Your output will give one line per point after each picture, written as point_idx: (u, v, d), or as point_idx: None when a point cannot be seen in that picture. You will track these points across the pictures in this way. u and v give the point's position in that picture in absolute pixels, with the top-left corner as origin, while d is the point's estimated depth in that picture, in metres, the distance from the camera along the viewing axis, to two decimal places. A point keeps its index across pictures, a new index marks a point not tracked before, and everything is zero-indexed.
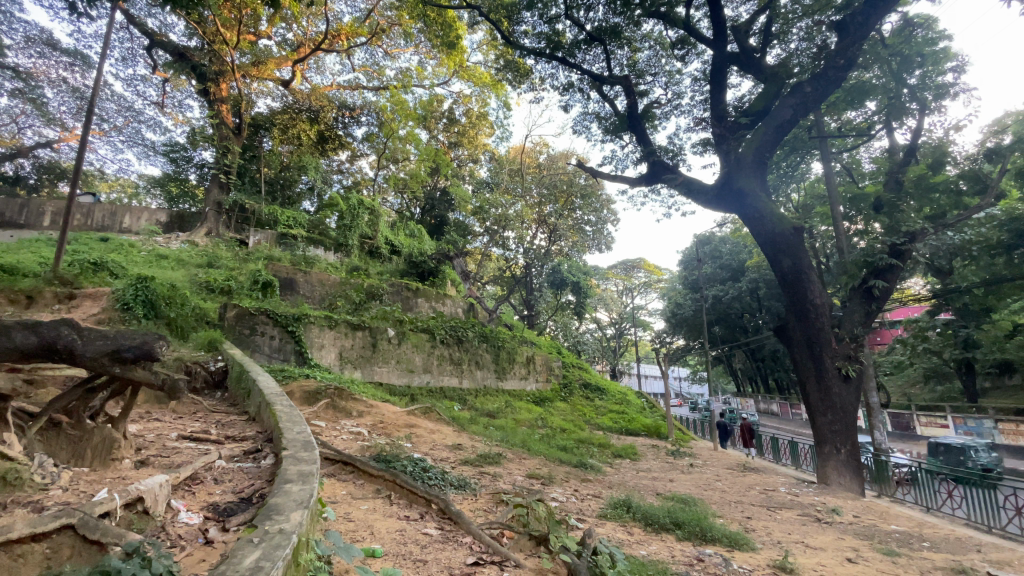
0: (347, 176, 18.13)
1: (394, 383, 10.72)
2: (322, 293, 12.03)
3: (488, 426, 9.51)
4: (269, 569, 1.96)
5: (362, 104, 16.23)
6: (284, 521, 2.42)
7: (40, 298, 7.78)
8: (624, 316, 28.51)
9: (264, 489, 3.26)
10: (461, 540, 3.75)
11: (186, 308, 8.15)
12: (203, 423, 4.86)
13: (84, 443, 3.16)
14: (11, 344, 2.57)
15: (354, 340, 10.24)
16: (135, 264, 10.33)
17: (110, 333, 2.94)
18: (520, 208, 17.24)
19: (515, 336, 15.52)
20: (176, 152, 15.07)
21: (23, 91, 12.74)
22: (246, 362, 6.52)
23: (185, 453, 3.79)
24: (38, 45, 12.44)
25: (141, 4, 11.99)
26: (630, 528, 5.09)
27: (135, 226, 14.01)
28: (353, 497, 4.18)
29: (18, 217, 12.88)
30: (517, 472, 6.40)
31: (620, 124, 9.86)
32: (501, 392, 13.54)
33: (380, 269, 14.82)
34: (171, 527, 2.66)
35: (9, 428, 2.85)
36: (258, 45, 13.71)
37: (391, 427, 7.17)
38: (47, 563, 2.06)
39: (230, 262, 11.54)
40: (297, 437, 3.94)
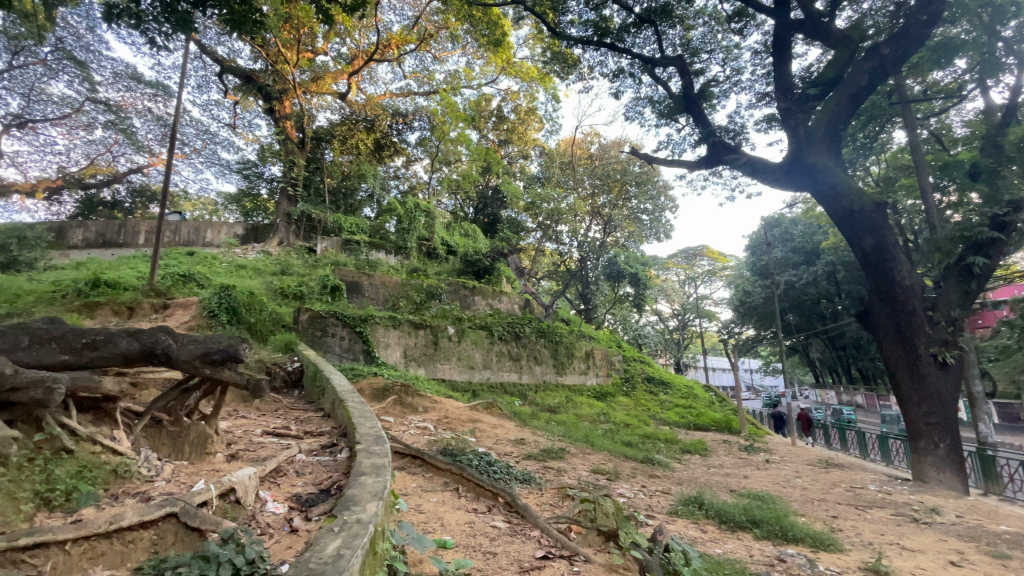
0: (403, 181, 18.67)
1: (456, 380, 10.95)
2: (385, 294, 12.54)
3: (550, 420, 9.53)
4: (349, 557, 2.06)
5: (414, 110, 16.76)
6: (360, 511, 2.52)
7: (139, 308, 8.57)
8: (688, 307, 27.47)
9: (341, 482, 3.42)
10: (529, 534, 3.76)
11: (264, 313, 8.72)
12: (284, 420, 5.18)
13: (182, 439, 3.46)
14: (117, 350, 2.95)
15: (417, 338, 10.56)
16: (219, 274, 11.19)
17: (200, 338, 3.20)
18: (573, 200, 17.01)
19: (573, 331, 15.41)
20: (248, 169, 16.20)
21: (115, 122, 14.16)
22: (320, 362, 6.90)
23: (269, 448, 4.06)
24: (125, 79, 13.78)
25: (212, 35, 13.00)
26: (703, 526, 4.89)
27: (217, 240, 15.20)
28: (423, 489, 4.30)
29: (118, 237, 14.31)
30: (581, 467, 6.34)
31: (675, 107, 9.46)
32: (562, 387, 13.47)
33: (438, 270, 15.22)
34: (260, 516, 2.85)
35: (119, 426, 3.18)
36: (315, 61, 14.35)
37: (455, 422, 7.34)
38: (154, 548, 2.28)
39: (301, 268, 12.25)
40: (369, 431, 4.12)
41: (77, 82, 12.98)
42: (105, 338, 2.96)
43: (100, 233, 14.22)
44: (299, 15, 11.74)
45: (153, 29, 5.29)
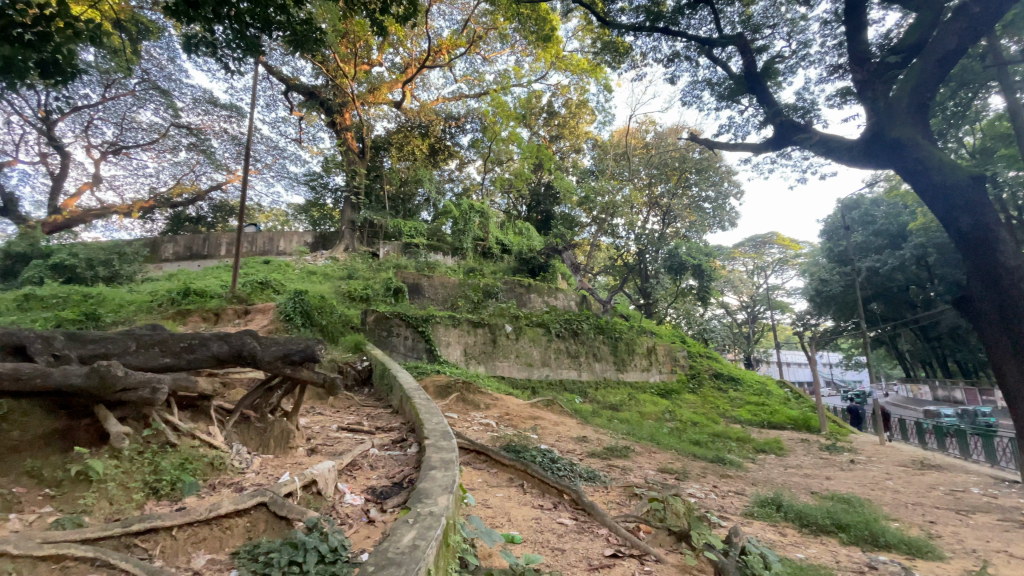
0: (458, 183, 18.98)
1: (516, 377, 11.04)
2: (444, 295, 12.86)
3: (612, 418, 9.36)
4: (424, 548, 2.14)
5: (466, 112, 17.10)
6: (432, 504, 2.60)
7: (224, 314, 9.29)
8: (757, 298, 26.04)
9: (412, 475, 3.55)
10: (596, 532, 3.73)
11: (334, 315, 9.18)
12: (356, 416, 5.44)
13: (268, 434, 3.72)
14: (210, 352, 3.25)
15: (476, 337, 10.74)
16: (293, 280, 11.95)
17: (281, 340, 3.47)
18: (628, 192, 16.64)
19: (633, 327, 15.05)
20: (314, 180, 17.13)
21: (196, 144, 15.53)
22: (387, 361, 7.18)
23: (345, 442, 4.28)
24: (204, 103, 15.04)
25: (277, 56, 13.88)
26: (782, 529, 4.61)
27: (289, 249, 16.20)
28: (489, 484, 4.37)
29: (203, 249, 15.60)
30: (648, 467, 6.18)
31: (736, 88, 8.98)
32: (624, 385, 13.18)
33: (494, 269, 15.40)
34: (339, 506, 3.02)
35: (214, 422, 3.47)
36: (372, 73, 14.91)
37: (517, 419, 7.40)
38: (248, 535, 2.48)
39: (365, 272, 12.80)
40: (436, 427, 4.23)
41: (163, 109, 14.33)
42: (198, 343, 3.24)
43: (187, 246, 15.57)
44: (355, 29, 12.27)
45: (226, 55, 5.70)
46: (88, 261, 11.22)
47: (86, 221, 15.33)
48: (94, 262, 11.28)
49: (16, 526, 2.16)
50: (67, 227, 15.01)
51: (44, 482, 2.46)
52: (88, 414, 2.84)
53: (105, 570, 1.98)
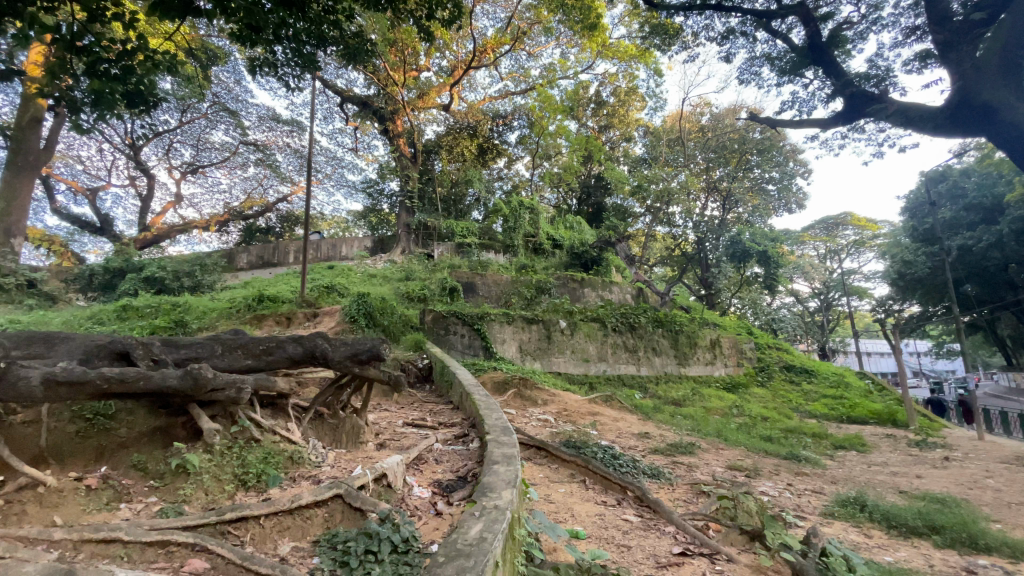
0: (507, 181, 19.04)
1: (573, 373, 10.98)
2: (498, 293, 13.01)
3: (675, 414, 9.10)
4: (491, 540, 2.19)
5: (513, 110, 17.18)
6: (497, 498, 2.66)
7: (295, 318, 9.86)
8: (831, 285, 24.31)
9: (476, 470, 3.62)
10: (664, 529, 3.65)
11: (395, 316, 9.51)
12: (420, 412, 5.62)
13: (340, 429, 3.93)
14: (287, 353, 3.50)
15: (531, 333, 10.78)
16: (355, 283, 12.50)
17: (349, 340, 3.69)
18: (684, 178, 16.04)
19: (694, 319, 14.50)
20: (371, 187, 17.83)
21: (263, 159, 16.60)
22: (447, 359, 7.37)
23: (411, 437, 4.45)
24: (268, 120, 16.05)
25: (332, 70, 14.56)
26: (867, 531, 4.29)
27: (350, 253, 16.97)
28: (550, 480, 4.37)
29: (273, 257, 16.64)
30: (715, 464, 5.95)
31: (799, 60, 8.42)
32: (686, 379, 12.75)
33: (546, 265, 15.38)
34: (409, 499, 3.15)
35: (292, 418, 3.71)
36: (420, 78, 15.24)
37: (575, 415, 7.37)
38: (327, 524, 2.65)
39: (422, 273, 13.17)
40: (497, 422, 4.30)
41: (232, 129, 15.41)
42: (275, 345, 3.50)
43: (260, 256, 16.69)
44: (403, 37, 12.62)
45: (286, 74, 6.04)
46: (174, 273, 12.25)
47: (171, 237, 16.76)
48: (179, 273, 12.33)
49: (128, 514, 2.41)
50: (155, 242, 16.46)
51: (149, 475, 2.72)
52: (183, 412, 3.10)
53: (205, 554, 2.18)
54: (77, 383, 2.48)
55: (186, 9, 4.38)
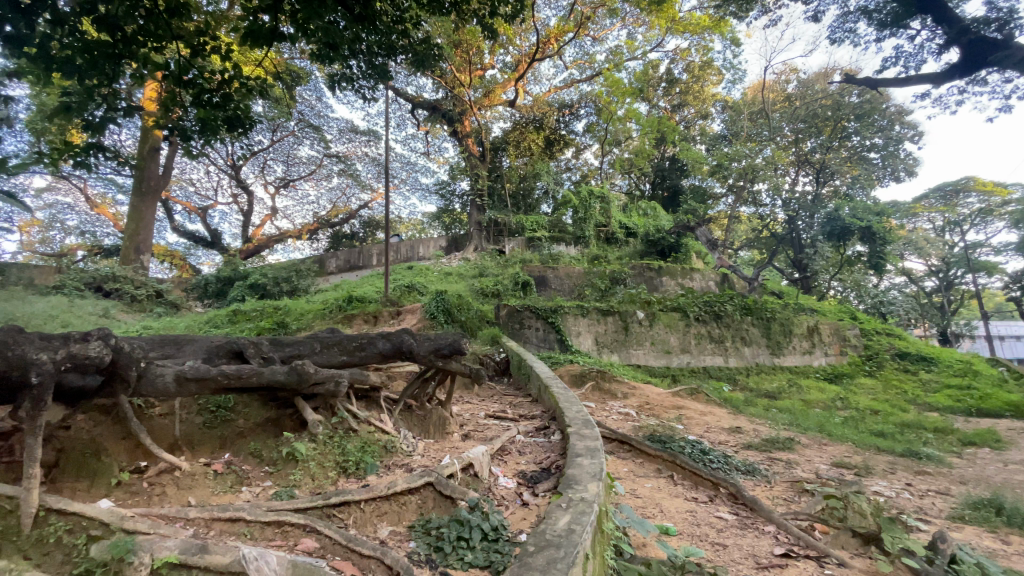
0: (575, 171, 18.77)
1: (654, 365, 10.63)
2: (571, 285, 12.91)
3: (769, 407, 8.51)
4: (580, 532, 2.19)
5: (579, 98, 16.92)
6: (583, 490, 2.65)
7: (381, 316, 10.43)
8: (952, 261, 21.42)
9: (559, 462, 3.63)
10: (762, 528, 3.44)
11: (472, 311, 9.73)
12: (500, 405, 5.73)
13: (428, 420, 4.12)
14: (378, 349, 3.73)
15: (607, 325, 10.58)
16: (433, 281, 12.97)
17: (432, 335, 3.88)
18: (770, 153, 14.94)
19: (788, 305, 13.45)
20: (443, 188, 18.40)
21: (345, 169, 17.73)
22: (524, 352, 7.46)
23: (494, 429, 4.55)
24: (348, 132, 17.12)
25: (403, 79, 15.21)
26: (1006, 537, 3.75)
27: (427, 253, 17.65)
28: (635, 474, 4.26)
29: (358, 261, 17.71)
30: (818, 461, 5.48)
31: (902, 10, 7.32)
32: (780, 370, 11.86)
33: (620, 254, 15.03)
34: (495, 488, 3.22)
35: (385, 410, 3.94)
36: (486, 77, 15.40)
37: (658, 408, 7.14)
38: (420, 510, 2.79)
39: (495, 269, 13.38)
40: (578, 415, 4.27)
41: (316, 143, 16.58)
42: (366, 342, 3.72)
43: (347, 260, 17.84)
44: (467, 38, 12.83)
45: (362, 86, 6.35)
46: (274, 279, 13.41)
47: (269, 246, 18.41)
48: (279, 279, 13.50)
49: (249, 496, 2.68)
50: (257, 252, 18.15)
51: (264, 461, 3.00)
52: (290, 405, 3.39)
53: (315, 535, 2.37)
54: (202, 379, 2.76)
55: (271, 36, 4.73)
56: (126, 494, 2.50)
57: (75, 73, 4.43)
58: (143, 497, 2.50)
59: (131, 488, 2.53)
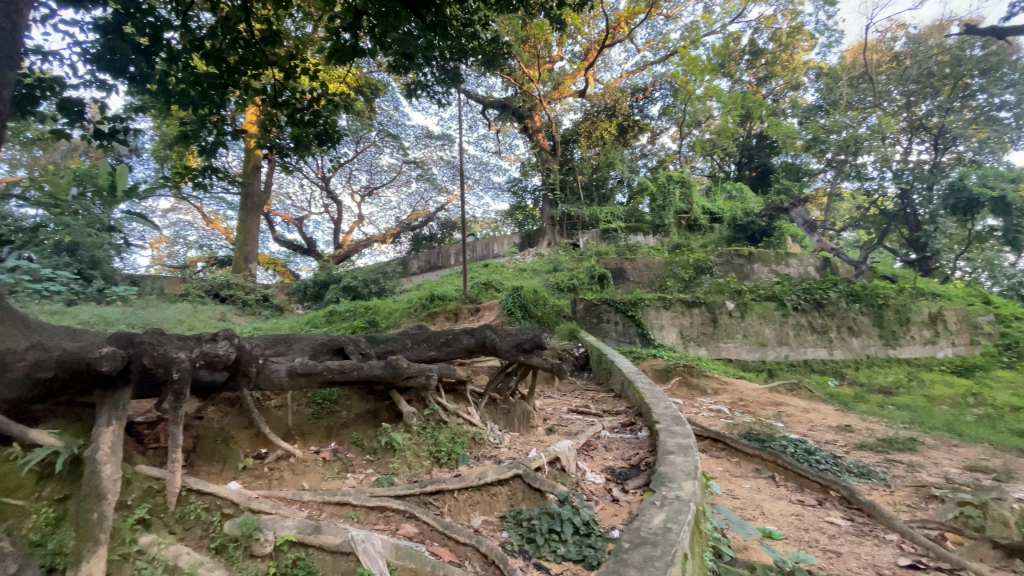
0: (652, 157, 18.04)
1: (747, 359, 9.99)
2: (651, 277, 12.49)
3: (884, 404, 7.66)
4: (677, 531, 2.11)
5: (654, 80, 16.26)
6: (678, 489, 2.56)
7: (460, 313, 10.75)
8: None
9: (649, 459, 3.52)
10: (883, 537, 3.11)
11: (548, 306, 9.72)
12: (583, 400, 5.68)
13: (512, 414, 4.19)
14: (463, 344, 3.87)
15: (692, 318, 10.10)
16: (509, 278, 13.12)
17: (514, 331, 3.96)
18: (876, 121, 13.45)
19: (903, 290, 11.99)
20: (516, 185, 18.55)
21: (422, 174, 18.47)
22: (604, 347, 7.34)
23: (578, 423, 4.51)
24: (424, 138, 17.82)
25: (474, 80, 15.54)
26: None
27: (502, 251, 17.91)
28: (732, 474, 4.02)
29: (437, 261, 18.38)
30: (948, 464, 4.84)
31: None
32: (896, 363, 10.62)
33: (704, 242, 14.27)
34: (584, 483, 3.20)
35: (471, 403, 4.07)
36: (555, 69, 15.27)
37: (754, 405, 6.68)
38: (511, 502, 2.84)
39: (570, 263, 13.26)
40: (666, 411, 4.12)
41: (396, 151, 17.43)
42: (452, 337, 3.87)
43: (427, 261, 18.57)
44: (535, 32, 12.81)
45: (436, 92, 6.55)
46: (363, 281, 14.32)
47: (358, 251, 19.65)
48: (367, 281, 14.40)
49: (354, 482, 2.89)
50: (347, 257, 19.46)
51: (365, 450, 3.21)
52: (386, 397, 3.60)
53: (413, 521, 2.49)
54: (310, 373, 3.01)
55: (353, 53, 5.02)
56: (251, 477, 2.79)
57: (190, 104, 4.96)
58: (266, 480, 2.77)
59: (255, 472, 2.81)
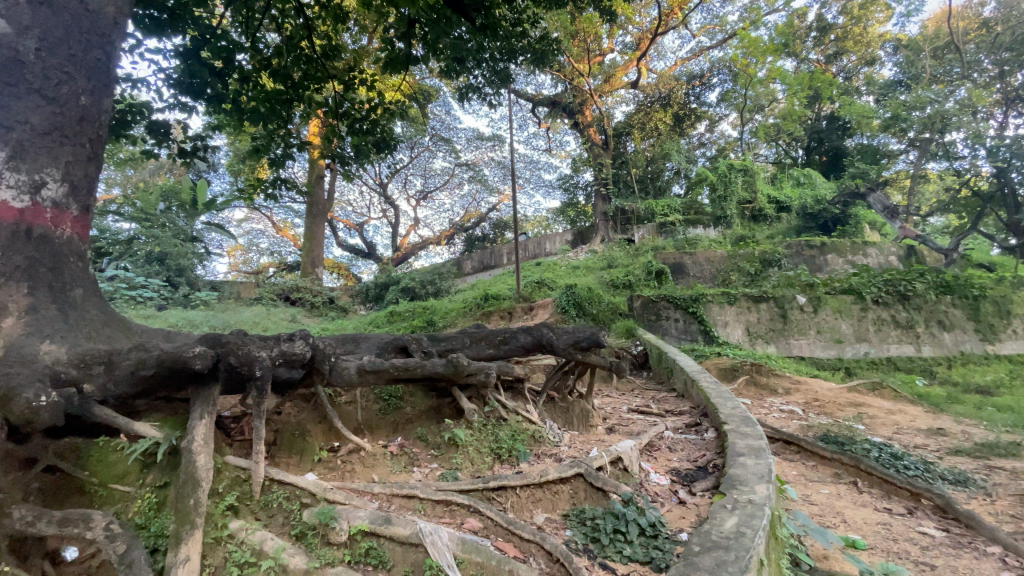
0: (710, 146, 17.32)
1: (821, 357, 9.38)
2: (713, 271, 11.99)
3: (983, 406, 6.94)
4: (751, 535, 2.02)
5: (711, 66, 15.60)
6: (750, 492, 2.45)
7: (515, 311, 10.82)
8: None
9: (716, 460, 3.40)
10: (988, 551, 2.81)
11: (604, 304, 9.57)
12: (643, 399, 5.55)
13: (571, 413, 4.17)
14: (521, 343, 3.90)
15: (759, 313, 9.61)
16: (562, 276, 13.04)
17: (571, 329, 3.96)
18: (966, 93, 12.22)
19: (1003, 279, 10.79)
20: (567, 182, 18.39)
21: (474, 175, 18.75)
22: (664, 345, 7.14)
23: (640, 423, 4.41)
24: (475, 140, 18.09)
25: (523, 79, 15.58)
26: None
27: (555, 249, 17.85)
28: (808, 478, 3.79)
29: (491, 261, 18.57)
30: None
31: None
32: (997, 360, 9.59)
33: (769, 233, 13.53)
34: (647, 484, 3.13)
35: (530, 401, 4.09)
36: (606, 62, 15.02)
37: (831, 406, 6.26)
38: (573, 500, 2.84)
39: (625, 259, 12.99)
40: (734, 412, 3.95)
41: (449, 154, 17.80)
42: (509, 335, 3.92)
43: (481, 261, 18.82)
44: (584, 26, 12.66)
45: (487, 94, 6.62)
46: (421, 282, 14.74)
47: (414, 253, 20.25)
48: (424, 282, 14.80)
49: (421, 476, 2.99)
50: (405, 259, 20.11)
51: (430, 445, 3.31)
52: (448, 394, 3.69)
53: (478, 515, 2.54)
54: (378, 371, 3.15)
55: (407, 61, 5.17)
56: (326, 469, 2.96)
57: (260, 120, 5.28)
58: (339, 472, 2.93)
59: (330, 465, 2.98)
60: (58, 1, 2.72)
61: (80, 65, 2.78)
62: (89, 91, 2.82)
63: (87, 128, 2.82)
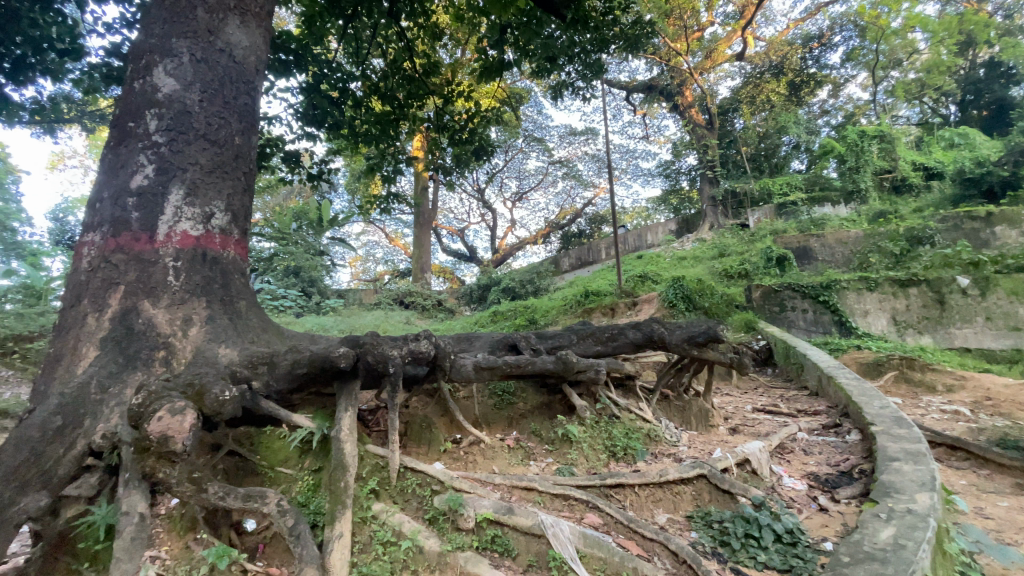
0: (836, 113, 15.32)
1: (993, 349, 7.96)
2: (846, 254, 10.64)
3: None
4: (914, 549, 1.79)
5: (832, 23, 13.85)
6: (909, 501, 2.17)
7: (618, 307, 10.57)
8: None
9: (863, 466, 3.04)
10: None
11: (716, 296, 8.94)
12: (769, 397, 5.14)
13: (688, 411, 4.02)
14: (630, 339, 3.83)
15: (908, 300, 8.36)
16: (667, 268, 12.46)
17: (683, 323, 3.80)
18: None
19: None
20: (668, 169, 17.39)
21: (568, 171, 18.66)
22: (791, 339, 6.53)
23: (767, 424, 4.10)
24: (569, 136, 17.98)
25: (616, 68, 15.15)
26: None
27: (657, 240, 17.13)
28: (981, 489, 3.23)
29: (590, 256, 18.33)
30: None
31: None
32: None
33: (915, 206, 11.71)
34: (780, 488, 2.91)
35: (643, 399, 4.00)
36: (705, 37, 14.08)
37: (1009, 406, 5.19)
38: (697, 501, 2.73)
39: (738, 246, 12.08)
40: (881, 412, 3.50)
41: (542, 154, 17.92)
42: (618, 332, 3.87)
43: (579, 257, 18.67)
44: (680, 3, 11.99)
45: (580, 88, 6.54)
46: (521, 282, 15.03)
47: (513, 254, 20.70)
48: (524, 282, 15.07)
49: (538, 470, 3.08)
50: (504, 260, 20.67)
51: (544, 440, 3.39)
52: (559, 391, 3.75)
53: (597, 511, 2.54)
54: (492, 367, 3.30)
55: (499, 67, 5.30)
56: (451, 459, 3.17)
57: (373, 141, 5.85)
58: (463, 462, 3.13)
59: (454, 455, 3.18)
60: (213, 58, 3.24)
61: (233, 110, 3.29)
62: (241, 132, 3.33)
63: (241, 163, 3.32)
